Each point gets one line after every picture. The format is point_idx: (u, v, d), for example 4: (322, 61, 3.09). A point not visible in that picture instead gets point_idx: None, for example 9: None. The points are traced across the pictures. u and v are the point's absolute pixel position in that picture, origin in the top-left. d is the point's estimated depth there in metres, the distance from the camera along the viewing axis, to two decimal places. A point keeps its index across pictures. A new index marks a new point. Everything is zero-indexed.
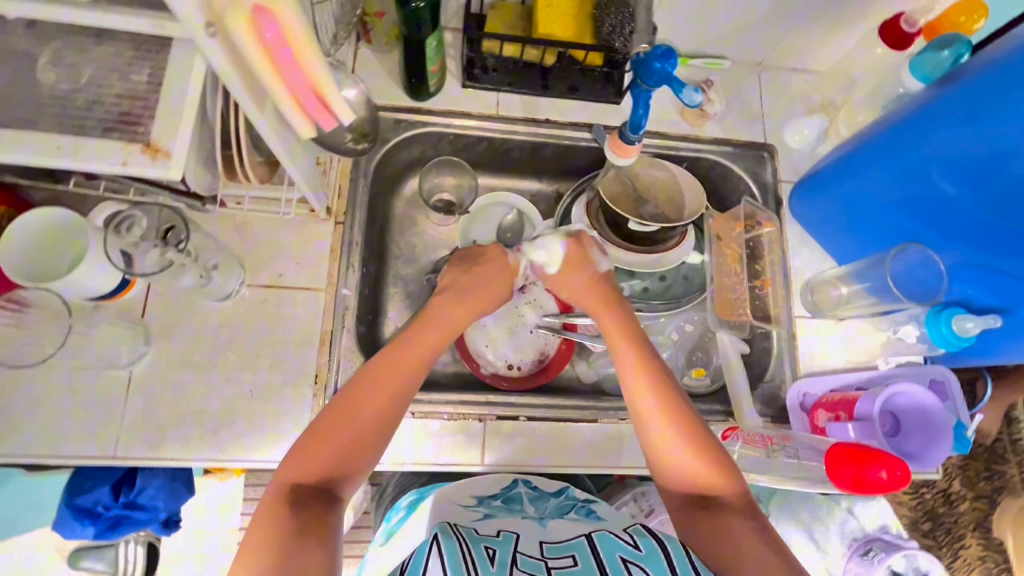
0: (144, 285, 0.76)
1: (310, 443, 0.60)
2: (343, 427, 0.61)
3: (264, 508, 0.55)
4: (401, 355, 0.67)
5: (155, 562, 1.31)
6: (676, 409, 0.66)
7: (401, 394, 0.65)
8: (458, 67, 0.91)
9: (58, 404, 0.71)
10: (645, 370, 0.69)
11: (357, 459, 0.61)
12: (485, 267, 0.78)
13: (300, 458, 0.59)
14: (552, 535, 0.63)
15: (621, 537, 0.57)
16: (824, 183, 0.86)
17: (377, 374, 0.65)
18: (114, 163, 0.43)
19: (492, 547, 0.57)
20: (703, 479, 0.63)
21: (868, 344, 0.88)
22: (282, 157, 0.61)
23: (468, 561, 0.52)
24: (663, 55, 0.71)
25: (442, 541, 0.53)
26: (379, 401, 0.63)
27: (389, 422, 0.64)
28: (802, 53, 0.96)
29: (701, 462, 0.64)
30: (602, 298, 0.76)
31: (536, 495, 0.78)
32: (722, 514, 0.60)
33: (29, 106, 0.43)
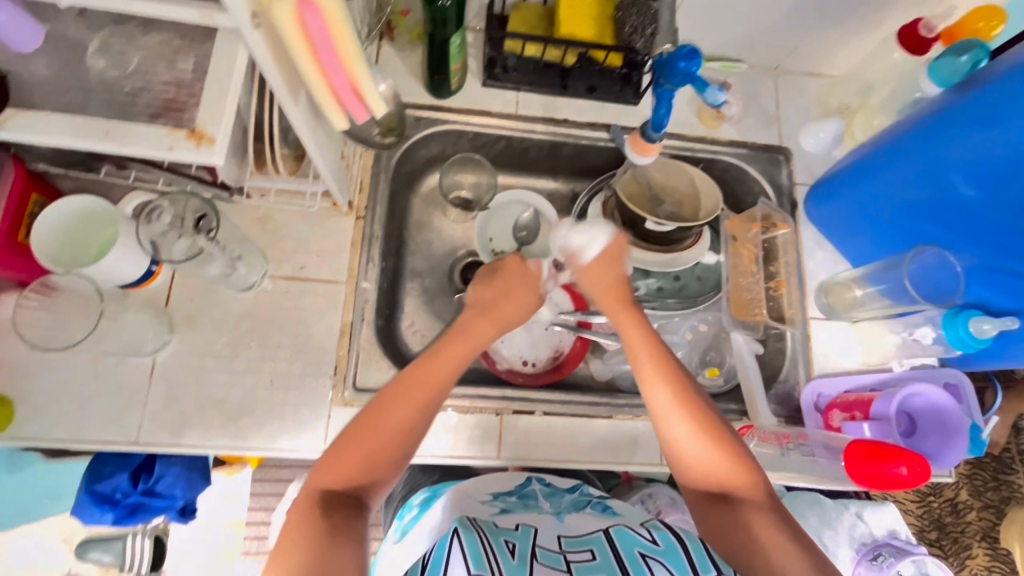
0: (168, 275, 0.77)
1: (337, 450, 0.59)
2: (370, 435, 0.59)
3: (293, 515, 0.54)
4: (431, 363, 0.64)
5: (161, 554, 1.31)
6: (693, 404, 0.64)
7: (428, 402, 0.63)
8: (479, 66, 0.92)
9: (83, 390, 0.72)
10: (667, 369, 0.66)
11: (383, 465, 0.59)
12: (508, 280, 0.75)
13: (329, 465, 0.58)
14: (571, 526, 0.65)
15: (640, 533, 0.59)
16: (842, 184, 0.87)
17: (406, 381, 0.63)
18: (159, 148, 0.45)
19: (512, 540, 0.58)
20: (723, 477, 0.61)
21: (883, 345, 0.89)
22: (311, 149, 0.62)
23: (489, 553, 0.53)
24: (688, 55, 0.72)
25: (464, 534, 0.54)
26: (407, 411, 0.61)
27: (415, 431, 0.62)
28: (819, 57, 0.97)
29: (721, 459, 0.62)
30: (617, 292, 0.73)
31: (550, 492, 0.79)
32: (741, 512, 0.59)
33: (79, 92, 0.46)
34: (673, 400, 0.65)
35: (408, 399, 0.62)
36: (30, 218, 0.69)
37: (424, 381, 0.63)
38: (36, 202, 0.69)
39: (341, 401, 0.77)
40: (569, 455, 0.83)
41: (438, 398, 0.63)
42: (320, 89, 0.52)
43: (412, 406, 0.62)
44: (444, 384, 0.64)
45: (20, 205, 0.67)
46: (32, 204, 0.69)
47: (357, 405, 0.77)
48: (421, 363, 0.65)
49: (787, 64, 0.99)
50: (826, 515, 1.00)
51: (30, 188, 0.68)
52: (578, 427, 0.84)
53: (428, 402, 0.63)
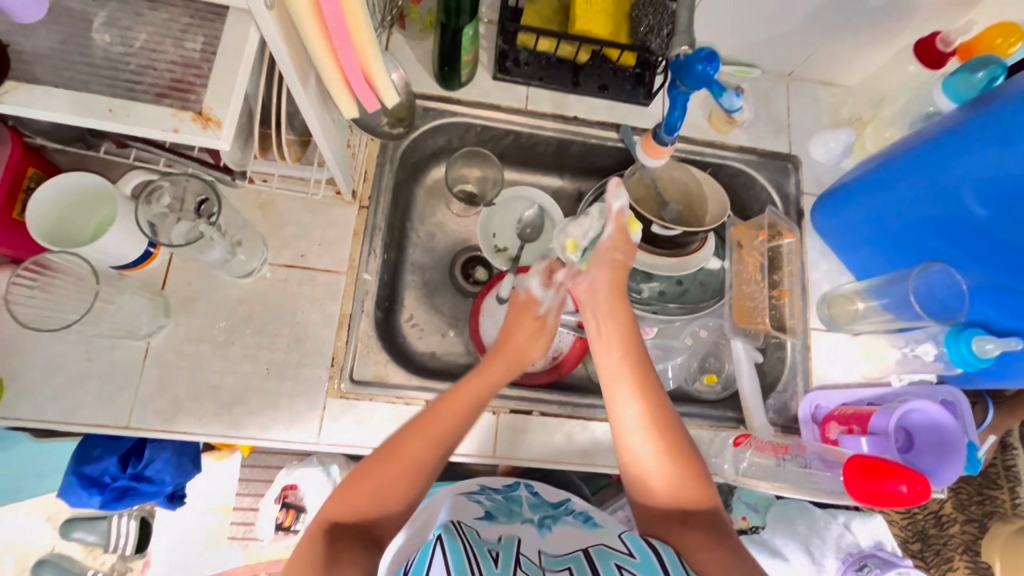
0: (166, 257, 0.76)
1: (351, 480, 0.60)
2: (383, 465, 0.60)
3: (303, 545, 0.54)
4: (451, 405, 0.66)
5: (147, 537, 1.32)
6: (661, 423, 0.65)
7: (446, 436, 0.64)
8: (490, 59, 0.91)
9: (74, 370, 0.71)
10: (637, 378, 0.68)
11: (394, 495, 0.59)
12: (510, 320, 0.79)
13: (344, 494, 0.59)
14: (552, 542, 0.62)
15: (615, 547, 0.57)
16: (850, 197, 0.86)
17: (425, 419, 0.65)
18: (165, 129, 0.44)
19: (495, 550, 0.57)
20: (680, 497, 0.61)
21: (881, 360, 0.89)
22: (318, 137, 0.62)
23: (471, 559, 0.51)
24: (706, 57, 0.71)
25: (447, 542, 0.52)
26: (423, 446, 0.62)
27: (430, 465, 0.62)
28: (833, 66, 0.96)
29: (680, 479, 0.62)
30: (607, 299, 0.75)
31: (536, 501, 0.77)
32: (696, 530, 0.59)
33: (83, 67, 0.44)
34: (642, 416, 0.65)
35: (423, 434, 0.63)
36: (26, 193, 0.67)
37: (445, 419, 0.65)
38: (32, 177, 0.68)
39: (337, 393, 0.76)
40: (566, 456, 0.82)
41: (454, 436, 0.65)
42: (336, 83, 0.52)
43: (426, 440, 0.63)
44: (462, 422, 0.66)
45: (15, 180, 0.65)
46: (28, 178, 0.67)
47: (353, 398, 0.77)
48: (440, 402, 0.67)
49: (800, 72, 0.98)
50: (814, 524, 1.00)
51: (27, 163, 0.67)
52: (576, 429, 0.83)
53: (444, 438, 0.64)
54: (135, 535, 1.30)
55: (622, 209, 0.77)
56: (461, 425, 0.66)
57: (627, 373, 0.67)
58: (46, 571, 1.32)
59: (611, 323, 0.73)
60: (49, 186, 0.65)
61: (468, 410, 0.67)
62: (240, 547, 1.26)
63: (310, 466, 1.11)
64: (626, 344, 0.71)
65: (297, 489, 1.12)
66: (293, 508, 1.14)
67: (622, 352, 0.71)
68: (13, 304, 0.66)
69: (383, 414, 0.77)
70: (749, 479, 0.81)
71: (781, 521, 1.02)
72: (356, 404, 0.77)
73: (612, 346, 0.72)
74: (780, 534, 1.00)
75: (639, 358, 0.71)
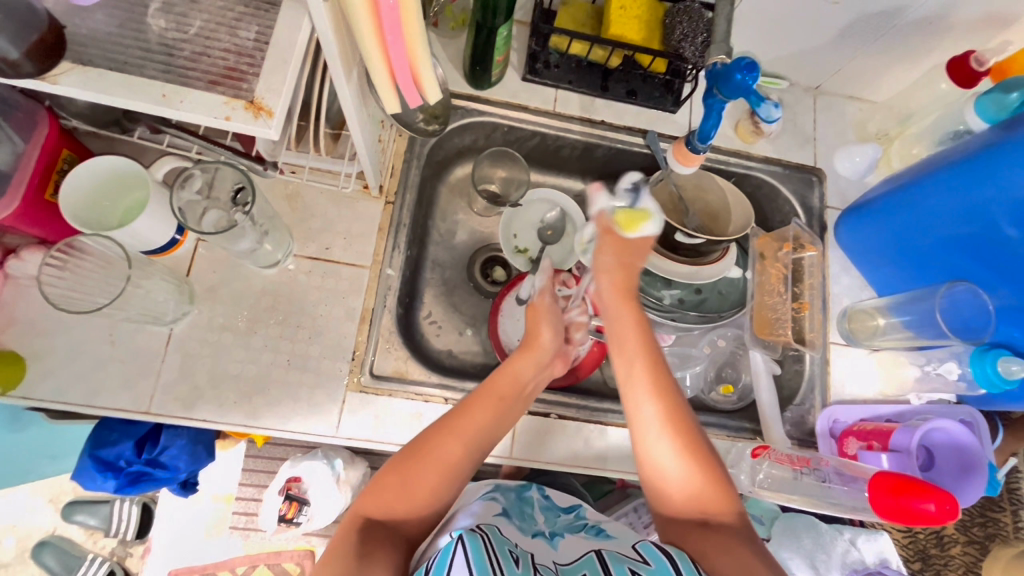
0: (193, 244, 0.76)
1: (383, 476, 0.60)
2: (415, 462, 0.60)
3: (336, 538, 0.55)
4: (478, 402, 0.67)
5: (148, 522, 1.33)
6: (679, 427, 0.64)
7: (477, 437, 0.65)
8: (521, 60, 0.91)
9: (97, 353, 0.71)
10: (659, 386, 0.66)
11: (422, 494, 0.59)
12: (536, 313, 0.80)
13: (372, 492, 0.59)
14: (566, 551, 0.62)
15: (629, 554, 0.57)
16: (875, 213, 0.86)
17: (457, 416, 0.65)
18: (216, 117, 0.44)
19: (514, 552, 0.56)
20: (703, 500, 0.61)
21: (900, 377, 0.87)
22: (354, 128, 0.61)
23: (493, 561, 0.51)
24: (747, 67, 0.69)
25: (468, 539, 0.52)
26: (450, 443, 0.62)
27: (457, 465, 0.62)
28: (862, 81, 0.96)
29: (702, 483, 0.62)
30: (615, 301, 0.73)
31: (547, 504, 0.77)
32: (724, 536, 0.58)
33: (136, 51, 0.44)
34: (665, 423, 0.64)
35: (456, 433, 0.63)
36: (59, 174, 0.67)
37: (477, 416, 0.65)
38: (65, 159, 0.68)
39: (356, 387, 0.76)
40: (582, 461, 0.82)
41: (485, 433, 0.65)
42: (381, 72, 0.52)
43: (455, 435, 0.63)
44: (491, 421, 0.67)
45: (50, 161, 0.66)
46: (62, 160, 0.67)
47: (372, 392, 0.77)
48: (471, 398, 0.67)
49: (828, 85, 0.98)
50: (820, 539, 1.00)
51: (61, 145, 0.67)
52: (593, 434, 0.83)
53: (475, 438, 0.64)
54: (136, 521, 1.31)
55: (604, 210, 0.78)
56: (491, 423, 0.66)
57: (649, 378, 0.66)
58: (47, 553, 1.32)
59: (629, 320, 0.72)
60: (89, 164, 0.65)
61: (498, 404, 0.68)
62: (240, 537, 1.26)
63: (314, 460, 1.11)
64: (643, 348, 0.69)
65: (300, 481, 1.12)
66: (295, 500, 1.14)
67: (644, 358, 0.69)
68: (45, 284, 0.67)
69: (402, 410, 0.77)
70: (764, 491, 0.80)
71: (787, 534, 1.02)
72: (376, 399, 0.77)
73: (627, 355, 0.70)
74: (786, 547, 1.00)
75: (657, 361, 0.69)
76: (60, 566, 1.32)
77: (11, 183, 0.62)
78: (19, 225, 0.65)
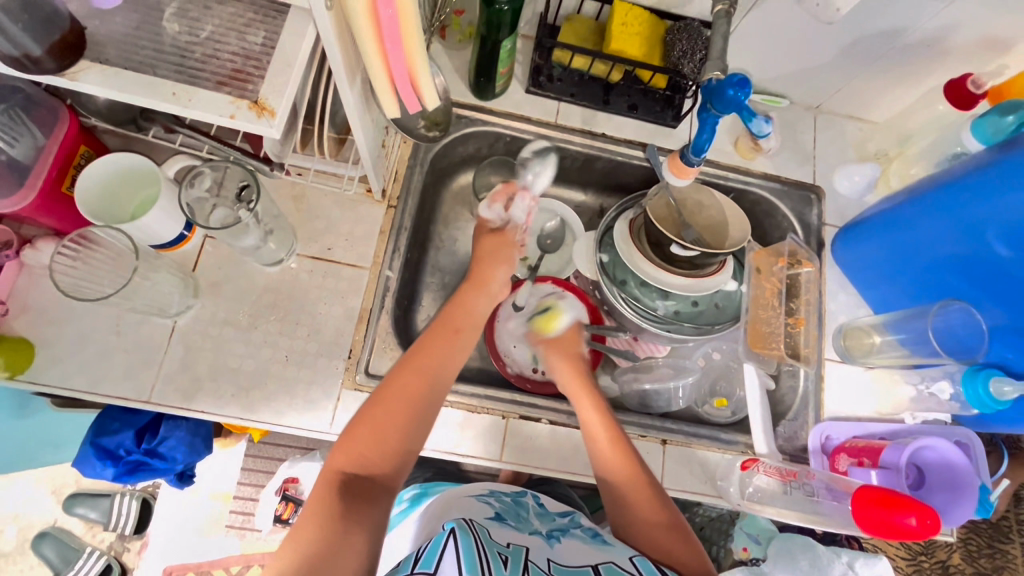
0: (199, 241, 0.78)
1: (352, 430, 0.60)
2: (380, 414, 0.61)
3: (313, 496, 0.55)
4: (437, 341, 0.67)
5: (148, 517, 1.35)
6: (621, 451, 0.70)
7: (437, 375, 0.65)
8: (525, 73, 0.93)
9: (103, 342, 0.74)
10: (621, 447, 0.70)
11: (393, 444, 0.60)
12: (485, 241, 0.80)
13: (343, 447, 0.59)
14: (562, 551, 0.63)
15: (625, 566, 0.60)
16: (872, 231, 0.86)
17: (416, 359, 0.65)
18: (222, 115, 0.46)
19: (504, 553, 0.59)
20: (667, 544, 0.64)
21: (895, 396, 0.88)
22: (357, 132, 0.64)
23: (482, 561, 0.54)
24: (737, 83, 0.70)
25: (460, 537, 0.55)
26: (413, 384, 0.63)
27: (424, 402, 0.63)
28: (862, 101, 0.97)
29: (666, 529, 0.65)
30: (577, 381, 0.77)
31: (543, 512, 0.77)
32: None
33: (150, 52, 0.47)
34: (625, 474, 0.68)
35: (417, 372, 0.64)
36: (76, 169, 0.70)
37: (434, 353, 0.66)
38: (83, 155, 0.71)
39: (351, 384, 0.78)
40: (573, 468, 0.82)
41: (446, 371, 0.66)
42: (381, 78, 0.55)
43: (417, 376, 0.64)
44: (451, 358, 0.67)
45: (68, 156, 0.69)
46: (80, 156, 0.70)
47: (367, 391, 0.78)
48: (427, 338, 0.68)
49: (829, 105, 1.00)
50: (817, 561, 0.99)
51: (79, 141, 0.70)
52: (584, 441, 0.83)
53: (437, 374, 0.65)
54: (136, 515, 1.33)
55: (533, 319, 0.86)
56: (450, 364, 0.67)
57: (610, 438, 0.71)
58: (46, 544, 1.34)
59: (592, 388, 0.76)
60: (108, 159, 0.69)
61: (455, 339, 0.69)
62: (237, 536, 1.31)
63: (313, 461, 1.19)
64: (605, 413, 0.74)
65: (298, 482, 1.19)
66: (292, 501, 1.20)
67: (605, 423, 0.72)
68: (58, 273, 0.70)
69: None
70: (755, 504, 0.79)
71: (784, 557, 1.00)
72: (368, 397, 0.78)
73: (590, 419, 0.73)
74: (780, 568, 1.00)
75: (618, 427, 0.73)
76: (59, 559, 1.33)
77: (30, 175, 0.65)
78: (35, 215, 0.68)
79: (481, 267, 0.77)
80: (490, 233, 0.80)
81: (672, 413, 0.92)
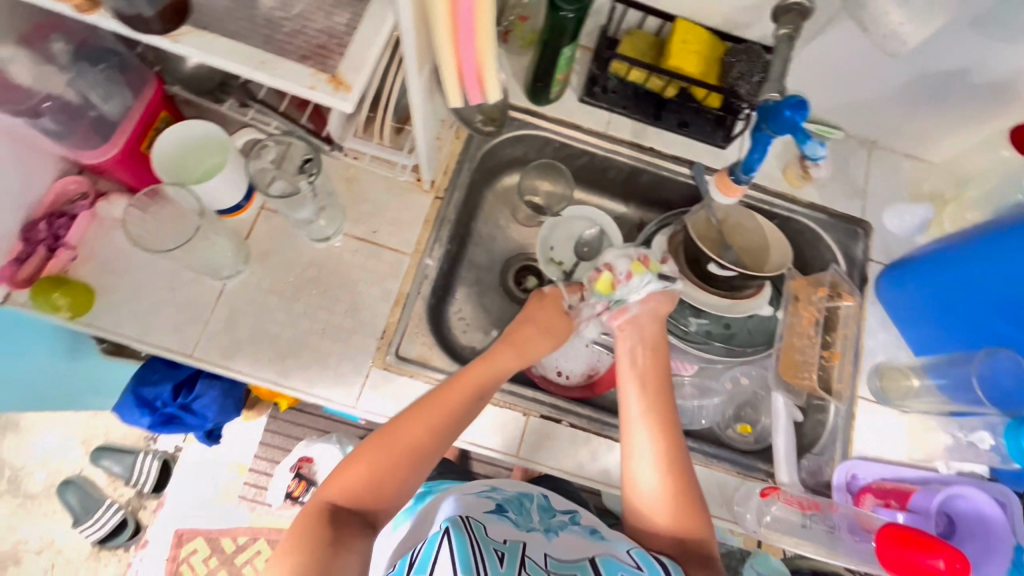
0: (255, 213, 0.83)
1: (349, 463, 0.64)
2: (381, 456, 0.64)
3: (302, 519, 0.59)
4: (452, 392, 0.70)
5: (166, 478, 1.40)
6: (667, 436, 0.70)
7: (443, 427, 0.68)
8: (580, 82, 0.95)
9: (156, 296, 0.78)
10: (665, 436, 0.70)
11: (388, 482, 0.63)
12: (539, 311, 0.80)
13: (339, 477, 0.63)
14: (559, 545, 0.66)
15: (623, 559, 0.63)
16: (917, 272, 0.84)
17: (428, 406, 0.68)
18: (303, 85, 0.49)
19: (500, 548, 0.60)
20: (685, 531, 0.67)
21: (931, 442, 0.85)
22: (419, 118, 0.66)
23: (476, 559, 0.56)
24: (796, 105, 0.70)
25: (454, 536, 0.57)
26: (417, 432, 0.66)
27: (423, 453, 0.66)
28: (921, 140, 0.96)
29: (684, 517, 0.67)
30: (652, 370, 0.75)
31: (546, 506, 0.76)
32: (692, 563, 0.66)
33: (245, 24, 0.51)
34: (659, 462, 0.69)
35: (421, 422, 0.67)
36: (155, 132, 0.75)
37: (444, 407, 0.69)
38: (163, 120, 0.76)
39: (381, 363, 0.80)
40: (586, 473, 0.82)
41: (452, 426, 0.69)
42: (450, 69, 0.57)
43: (423, 427, 0.67)
44: (463, 411, 0.70)
45: (150, 119, 0.74)
46: (160, 121, 0.76)
47: (395, 371, 0.80)
48: (446, 388, 0.70)
49: (885, 140, 0.98)
50: None
51: (162, 107, 0.75)
52: (602, 448, 0.83)
53: (441, 426, 0.68)
54: (155, 475, 1.39)
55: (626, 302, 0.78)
56: (460, 416, 0.69)
57: (656, 422, 0.71)
58: (70, 491, 1.40)
59: (648, 368, 0.75)
60: (174, 128, 0.73)
61: (471, 399, 0.71)
62: (247, 509, 1.36)
63: (326, 444, 1.24)
64: (658, 398, 0.73)
65: (311, 462, 1.24)
66: (305, 479, 1.25)
67: (653, 412, 0.72)
68: (128, 224, 0.75)
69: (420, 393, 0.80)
70: (772, 534, 0.77)
71: None
72: (396, 378, 0.80)
73: (641, 404, 0.72)
74: None
75: (669, 415, 0.72)
76: (80, 506, 1.39)
77: (116, 132, 0.71)
78: (114, 169, 0.74)
79: (523, 328, 0.78)
80: (554, 302, 0.81)
81: (693, 431, 0.91)
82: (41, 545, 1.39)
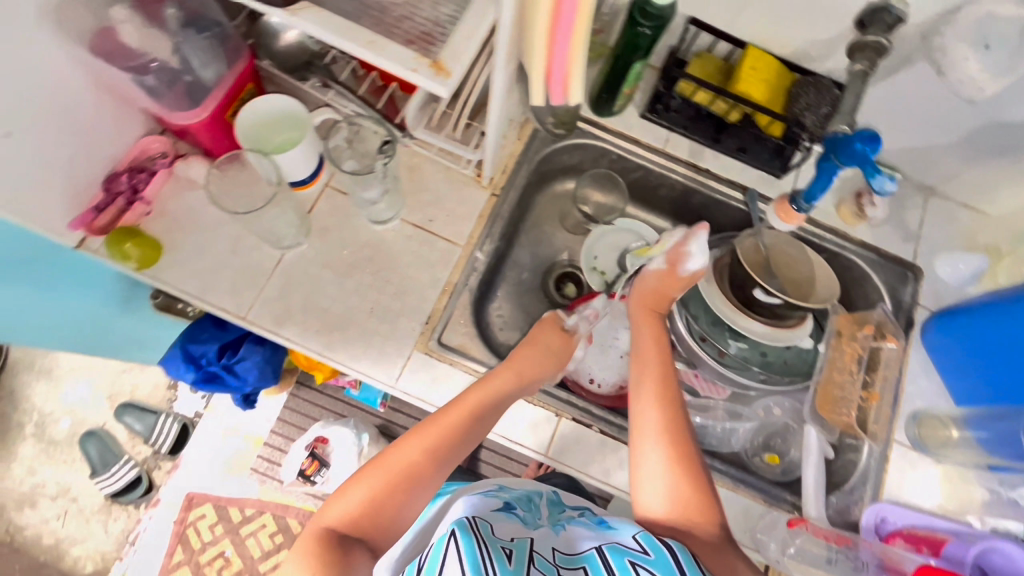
0: (320, 188, 0.86)
1: (347, 487, 0.62)
2: (379, 476, 0.62)
3: (301, 550, 0.56)
4: (451, 413, 0.70)
5: (184, 440, 1.43)
6: (666, 401, 0.71)
7: (441, 446, 0.67)
8: (644, 99, 0.97)
9: (218, 258, 0.81)
10: (663, 402, 0.71)
11: (387, 506, 0.61)
12: (540, 342, 0.82)
13: (336, 504, 0.60)
14: (565, 540, 0.65)
15: (629, 545, 0.60)
16: (964, 321, 0.84)
17: (426, 427, 0.68)
18: (406, 67, 0.52)
19: (507, 547, 0.59)
20: (689, 503, 0.65)
21: (967, 495, 0.83)
22: (496, 113, 0.69)
23: (484, 559, 0.54)
24: (867, 138, 0.71)
25: (460, 537, 0.55)
26: (414, 451, 0.65)
27: (421, 470, 0.64)
28: (981, 192, 0.95)
29: (687, 483, 0.65)
30: (654, 344, 0.78)
31: (555, 501, 0.77)
32: (701, 536, 0.63)
33: (356, 5, 0.54)
34: (659, 423, 0.70)
35: (417, 440, 0.66)
36: (239, 103, 0.79)
37: (442, 427, 0.68)
38: (249, 92, 0.80)
39: (424, 347, 0.82)
40: (612, 482, 0.82)
41: (450, 447, 0.67)
42: (539, 66, 0.60)
43: (420, 449, 0.66)
44: (462, 430, 0.69)
45: (237, 90, 0.78)
46: (245, 92, 0.80)
47: (436, 357, 0.82)
48: (444, 411, 0.71)
49: (943, 188, 0.98)
50: None
51: (248, 79, 0.79)
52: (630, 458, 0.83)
53: (438, 446, 0.67)
54: (173, 437, 1.42)
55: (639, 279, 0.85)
56: (459, 435, 0.69)
57: (654, 388, 0.72)
58: (91, 442, 1.44)
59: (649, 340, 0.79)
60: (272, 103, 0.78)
61: (470, 420, 0.70)
62: (257, 480, 1.38)
63: (344, 427, 1.28)
64: (661, 370, 0.75)
65: (327, 443, 1.28)
66: (317, 460, 1.27)
67: (655, 380, 0.74)
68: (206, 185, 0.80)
69: (456, 381, 0.82)
70: (797, 564, 0.76)
71: None
72: (436, 364, 0.82)
73: (641, 376, 0.75)
74: None
75: (669, 385, 0.74)
76: (98, 459, 1.43)
77: (207, 98, 0.75)
78: (200, 133, 0.78)
79: (522, 354, 0.80)
80: (556, 332, 0.85)
81: (721, 453, 0.91)
82: (58, 492, 1.43)
